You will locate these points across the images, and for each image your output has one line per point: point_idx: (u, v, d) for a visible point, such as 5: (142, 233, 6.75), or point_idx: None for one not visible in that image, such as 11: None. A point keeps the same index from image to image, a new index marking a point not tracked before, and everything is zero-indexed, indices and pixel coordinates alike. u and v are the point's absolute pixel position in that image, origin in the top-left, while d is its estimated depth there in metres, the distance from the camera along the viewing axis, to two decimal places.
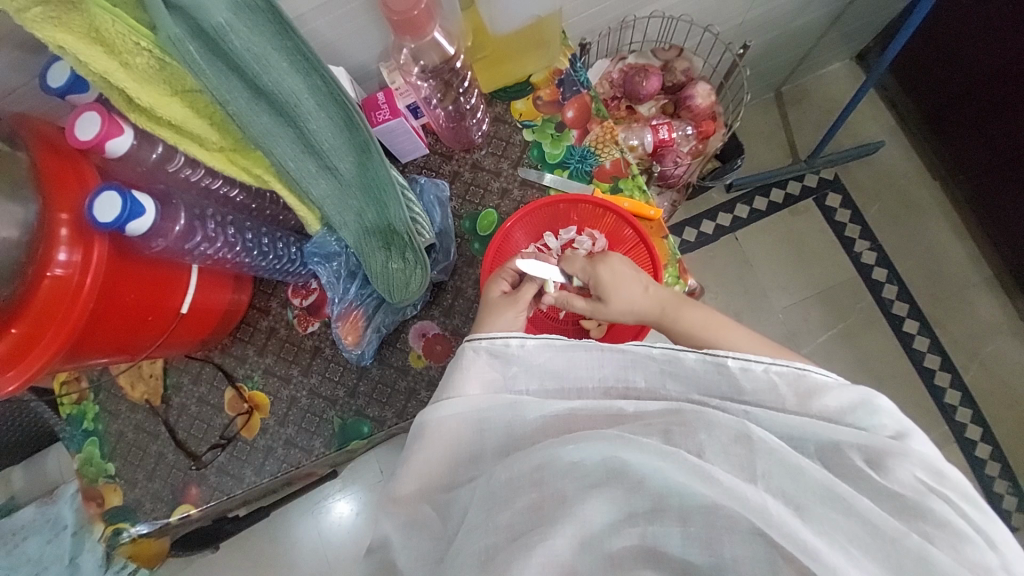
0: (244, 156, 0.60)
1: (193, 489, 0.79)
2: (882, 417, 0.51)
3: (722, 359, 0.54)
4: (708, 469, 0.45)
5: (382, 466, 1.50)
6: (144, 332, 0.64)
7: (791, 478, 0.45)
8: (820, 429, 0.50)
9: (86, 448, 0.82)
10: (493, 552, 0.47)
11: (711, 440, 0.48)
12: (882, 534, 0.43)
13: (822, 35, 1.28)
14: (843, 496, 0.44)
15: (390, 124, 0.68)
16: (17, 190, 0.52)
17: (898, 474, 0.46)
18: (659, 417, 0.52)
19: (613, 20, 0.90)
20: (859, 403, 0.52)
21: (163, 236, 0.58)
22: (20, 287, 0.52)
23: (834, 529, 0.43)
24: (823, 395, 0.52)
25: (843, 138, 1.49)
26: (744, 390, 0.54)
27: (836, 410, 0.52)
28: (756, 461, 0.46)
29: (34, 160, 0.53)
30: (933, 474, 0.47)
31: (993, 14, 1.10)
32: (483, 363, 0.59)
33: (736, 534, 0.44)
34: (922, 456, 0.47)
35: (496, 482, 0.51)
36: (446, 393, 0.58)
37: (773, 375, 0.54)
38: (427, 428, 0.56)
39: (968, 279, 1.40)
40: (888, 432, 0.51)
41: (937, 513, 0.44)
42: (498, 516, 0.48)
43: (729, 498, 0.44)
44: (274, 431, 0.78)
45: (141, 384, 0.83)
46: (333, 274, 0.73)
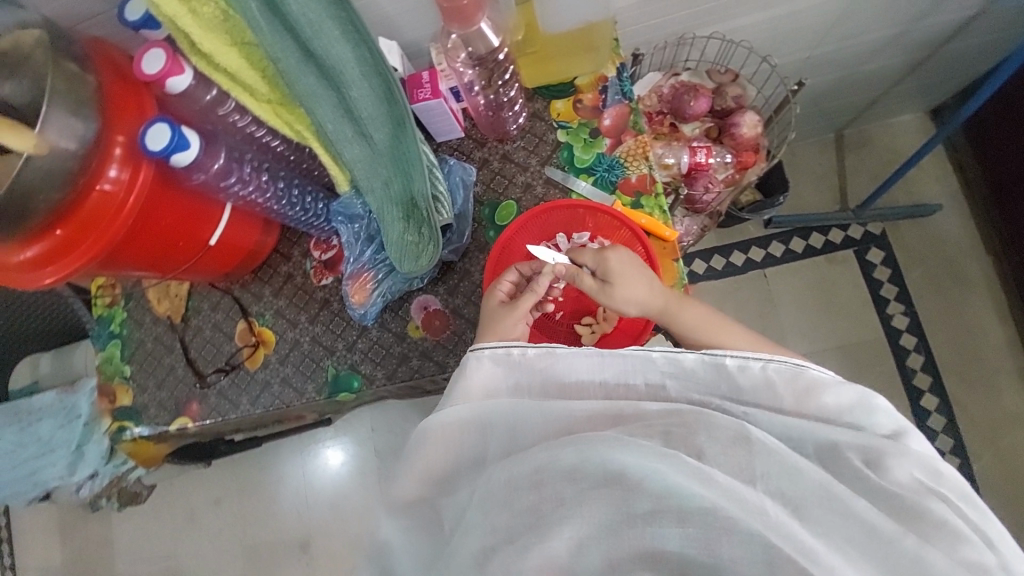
0: (288, 112, 0.63)
1: (194, 404, 0.86)
2: (880, 416, 0.56)
3: (720, 358, 0.58)
4: (709, 472, 0.46)
5: (375, 424, 1.58)
6: (174, 254, 0.70)
7: (789, 479, 0.47)
8: (819, 431, 0.54)
9: (109, 348, 0.91)
10: (489, 556, 0.48)
11: (711, 441, 0.49)
12: (880, 534, 0.46)
13: (895, 84, 1.23)
14: (840, 497, 0.47)
15: (429, 103, 0.72)
16: (81, 108, 0.56)
17: (896, 474, 0.51)
18: (663, 421, 0.53)
19: (671, 34, 0.90)
20: (857, 402, 0.56)
21: (204, 170, 0.63)
22: (67, 195, 0.57)
23: (834, 531, 0.45)
24: (822, 392, 0.57)
25: (899, 193, 1.42)
26: (741, 387, 0.58)
27: (835, 409, 0.56)
28: (756, 463, 0.48)
29: (101, 86, 0.59)
30: (930, 473, 0.52)
31: None
32: (491, 371, 0.63)
33: (734, 536, 0.43)
34: (922, 456, 0.52)
35: (496, 482, 0.52)
36: (451, 400, 0.62)
37: (769, 371, 0.58)
38: (428, 434, 0.60)
39: (1002, 365, 1.32)
40: (885, 430, 0.56)
41: (935, 513, 0.48)
42: (495, 519, 0.49)
43: (730, 500, 0.45)
44: (274, 368, 0.84)
45: (166, 301, 0.90)
46: (353, 235, 0.78)
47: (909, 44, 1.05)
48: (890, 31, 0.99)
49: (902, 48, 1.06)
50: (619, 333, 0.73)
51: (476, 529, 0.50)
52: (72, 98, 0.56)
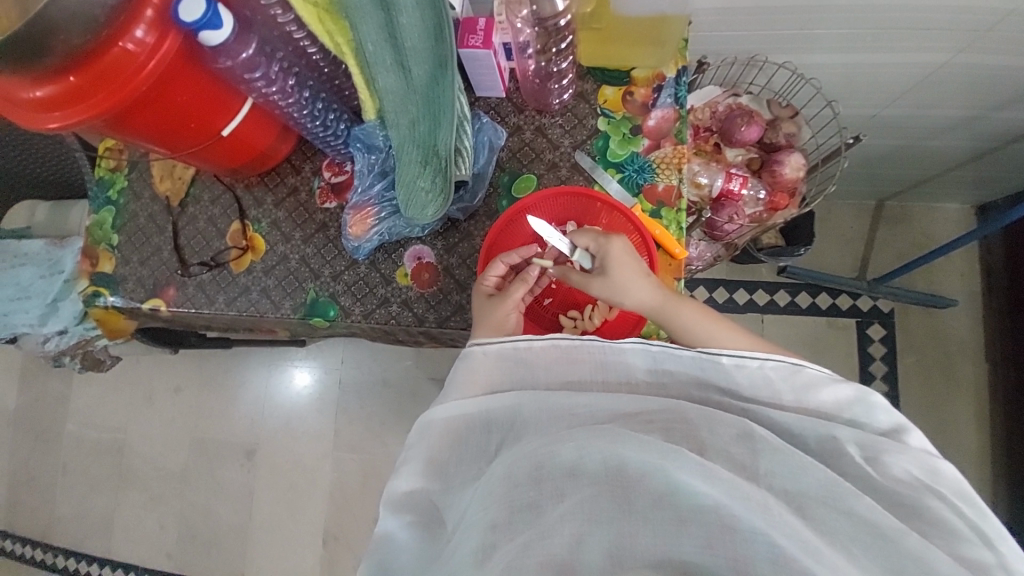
0: (332, 21, 0.61)
1: (170, 290, 0.85)
2: (879, 413, 0.56)
3: (716, 356, 0.59)
4: (711, 467, 0.48)
5: (346, 356, 1.59)
6: (184, 135, 0.67)
7: (791, 472, 0.49)
8: (819, 426, 0.55)
9: (102, 213, 0.90)
10: (489, 552, 0.48)
11: (715, 437, 0.51)
12: (883, 534, 0.46)
13: (953, 168, 1.18)
14: (844, 495, 0.48)
15: (478, 52, 0.68)
16: None
17: (894, 471, 0.52)
18: (661, 413, 0.55)
19: (744, 51, 0.85)
20: (855, 399, 0.57)
21: (229, 57, 0.60)
22: (88, 42, 0.54)
23: (838, 531, 0.47)
24: (820, 390, 0.58)
25: (919, 278, 1.39)
26: (740, 386, 0.59)
27: (833, 407, 0.57)
28: (761, 462, 0.50)
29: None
30: (928, 472, 0.52)
31: None
32: (492, 366, 0.61)
33: (737, 533, 0.45)
34: (921, 452, 0.53)
35: (495, 477, 0.53)
36: (451, 393, 0.61)
37: (767, 371, 0.59)
38: (432, 429, 0.59)
39: (965, 470, 1.32)
40: (885, 427, 0.56)
41: (932, 510, 0.49)
42: (495, 514, 0.49)
43: (731, 495, 0.46)
44: (256, 275, 0.83)
45: (168, 181, 0.88)
46: (367, 166, 0.77)
47: (979, 131, 1.01)
48: (966, 113, 0.95)
49: (973, 133, 1.02)
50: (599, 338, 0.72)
51: (475, 526, 0.50)
52: None
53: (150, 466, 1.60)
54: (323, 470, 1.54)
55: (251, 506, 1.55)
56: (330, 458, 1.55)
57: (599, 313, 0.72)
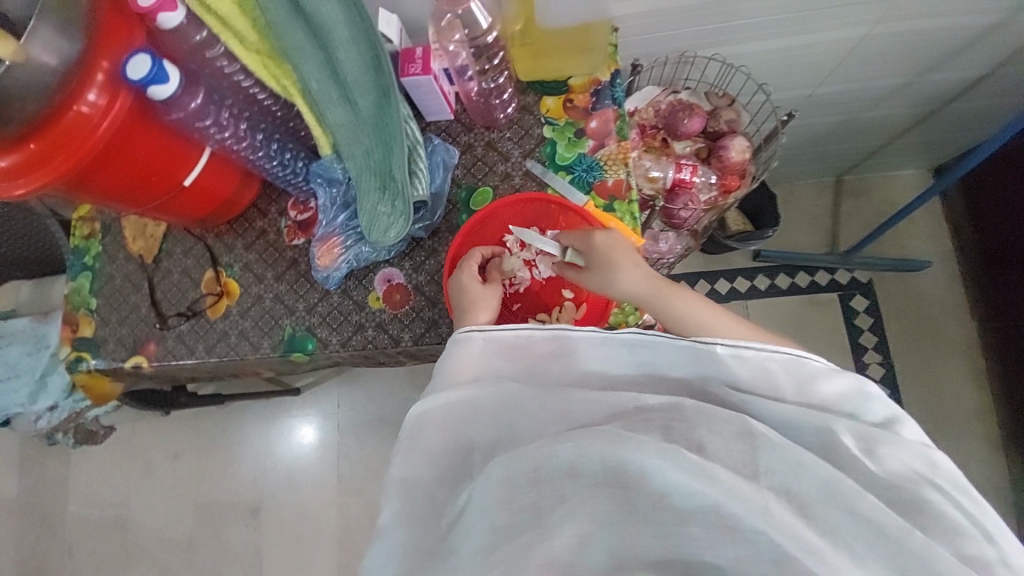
0: (276, 65, 0.64)
1: (151, 345, 0.87)
2: (874, 403, 0.56)
3: (711, 345, 0.58)
4: (710, 469, 0.47)
5: (341, 399, 1.59)
6: (146, 190, 0.68)
7: (794, 475, 0.48)
8: (815, 419, 0.54)
9: (79, 279, 0.92)
10: (490, 552, 0.49)
11: (712, 434, 0.50)
12: (886, 533, 0.46)
13: (898, 136, 1.23)
14: (847, 494, 0.47)
15: (419, 79, 0.72)
16: (67, 28, 0.55)
17: (891, 465, 0.51)
18: (659, 412, 0.54)
19: (673, 50, 0.90)
20: (851, 391, 0.56)
21: (181, 108, 0.63)
22: (46, 109, 0.56)
23: (839, 528, 0.47)
24: (825, 382, 0.56)
25: (890, 246, 1.42)
26: (738, 376, 0.58)
27: (832, 398, 0.56)
28: (759, 458, 0.49)
29: (93, 9, 0.57)
30: (929, 464, 0.50)
31: None
32: (456, 413, 0.59)
33: (737, 534, 0.46)
34: (919, 446, 0.51)
35: (490, 479, 0.53)
36: (414, 443, 0.59)
37: (765, 360, 0.58)
38: (412, 482, 0.58)
39: (972, 431, 1.31)
40: (879, 418, 0.56)
41: (931, 503, 0.49)
42: (495, 518, 0.50)
43: (730, 498, 0.47)
44: (233, 319, 0.85)
45: (141, 240, 0.91)
46: (330, 199, 0.80)
47: (912, 97, 1.06)
48: (895, 81, 1.00)
49: (908, 99, 1.07)
50: None
51: (477, 528, 0.51)
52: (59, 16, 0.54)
53: (154, 538, 1.55)
54: (329, 518, 1.51)
55: (259, 565, 1.50)
56: (335, 505, 1.52)
57: (567, 314, 0.74)
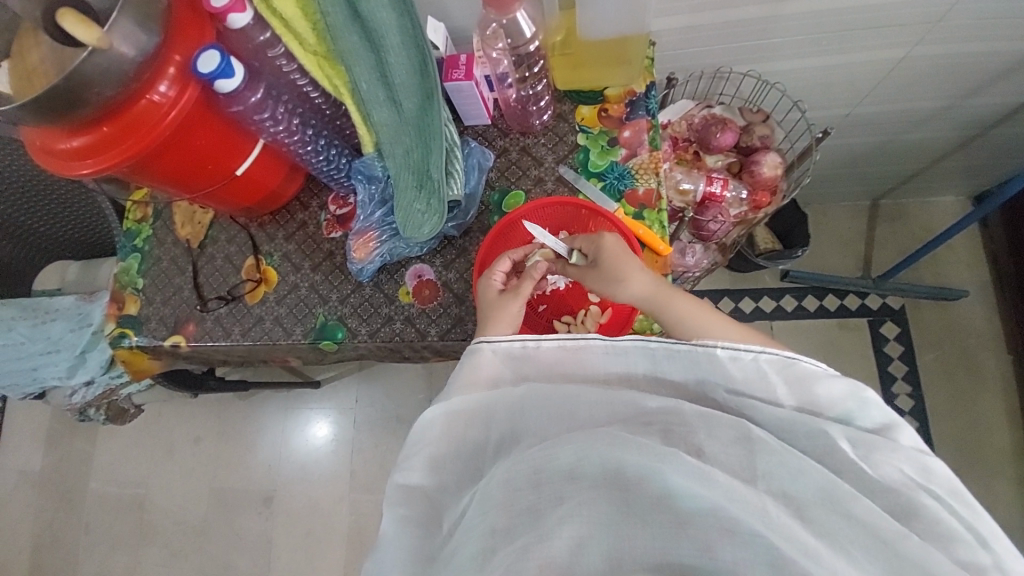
0: (330, 66, 0.69)
1: (190, 325, 0.91)
2: (871, 409, 0.55)
3: (710, 348, 0.58)
4: (709, 472, 0.48)
5: (359, 395, 1.62)
6: (202, 177, 0.73)
7: (790, 478, 0.49)
8: (809, 422, 0.53)
9: (128, 259, 0.97)
10: (489, 555, 0.49)
11: (711, 439, 0.51)
12: (882, 535, 0.46)
13: (939, 160, 1.21)
14: (842, 498, 0.48)
15: (461, 84, 0.75)
16: (147, 22, 0.59)
17: (887, 472, 0.50)
18: (660, 415, 0.55)
19: (708, 66, 0.91)
20: (847, 395, 0.55)
21: (242, 103, 0.67)
22: (119, 94, 0.59)
23: (835, 533, 0.46)
24: (814, 382, 0.56)
25: (925, 273, 1.38)
26: (734, 377, 0.58)
27: (825, 402, 0.56)
28: (758, 461, 0.50)
29: (171, 7, 0.62)
30: (920, 470, 0.50)
31: None
32: (456, 422, 0.60)
33: (735, 536, 0.45)
34: (912, 451, 0.51)
35: (494, 483, 0.53)
36: (415, 448, 0.60)
37: (762, 363, 0.57)
38: (411, 486, 0.59)
39: (1007, 471, 1.25)
40: (875, 423, 0.54)
41: (927, 509, 0.48)
42: (494, 519, 0.50)
43: (729, 501, 0.46)
44: (269, 306, 0.88)
45: (189, 225, 0.96)
46: (369, 195, 0.83)
47: (955, 121, 1.04)
48: (937, 104, 0.99)
49: (949, 123, 1.05)
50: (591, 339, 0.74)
51: (474, 531, 0.51)
52: (142, 11, 0.58)
53: (171, 520, 1.60)
54: (340, 513, 1.53)
55: (269, 555, 1.53)
56: (346, 500, 1.54)
57: (591, 317, 0.75)
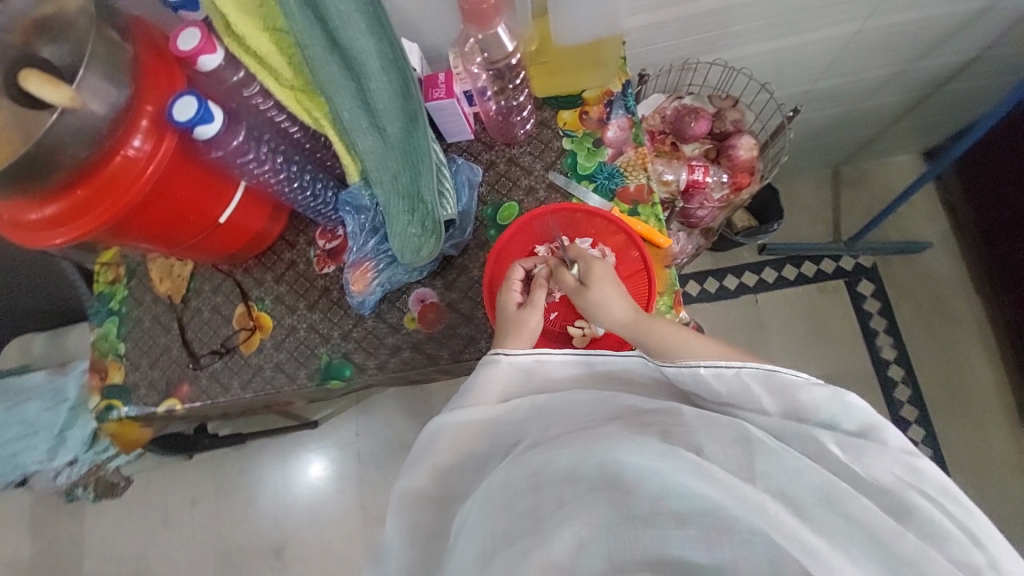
0: (308, 99, 0.67)
1: (184, 386, 0.86)
2: (853, 411, 0.50)
3: (693, 369, 0.56)
4: (711, 469, 0.45)
5: (359, 429, 1.57)
6: (184, 229, 0.70)
7: (790, 477, 0.46)
8: (797, 429, 0.51)
9: (106, 324, 0.91)
10: (488, 561, 0.49)
11: (711, 439, 0.49)
12: (881, 537, 0.43)
13: (892, 123, 1.28)
14: (842, 498, 0.44)
15: (443, 102, 0.74)
16: (116, 74, 0.55)
17: (877, 473, 0.47)
18: (656, 415, 0.53)
19: (676, 59, 0.94)
20: (829, 400, 0.51)
21: (222, 147, 0.64)
22: (93, 155, 0.56)
23: (832, 531, 0.44)
24: (796, 391, 0.52)
25: (891, 230, 1.46)
26: (717, 393, 0.56)
27: (810, 408, 0.51)
28: (756, 461, 0.47)
29: (137, 55, 0.58)
30: (910, 471, 0.47)
31: None
32: (463, 431, 0.60)
33: (735, 534, 0.43)
34: (899, 452, 0.48)
35: (493, 488, 0.54)
36: (419, 456, 0.61)
37: (744, 377, 0.54)
38: (409, 497, 0.60)
39: (989, 405, 1.34)
40: (852, 427, 0.50)
41: (920, 510, 0.45)
42: (495, 523, 0.51)
43: (730, 497, 0.44)
44: (268, 353, 0.85)
45: (167, 280, 0.90)
46: (359, 226, 0.81)
47: (905, 85, 1.11)
48: (889, 70, 1.05)
49: (899, 88, 1.12)
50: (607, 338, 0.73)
51: (475, 536, 0.52)
52: (109, 63, 0.55)
53: None
54: (357, 553, 1.48)
55: None
56: (362, 538, 1.49)
57: None
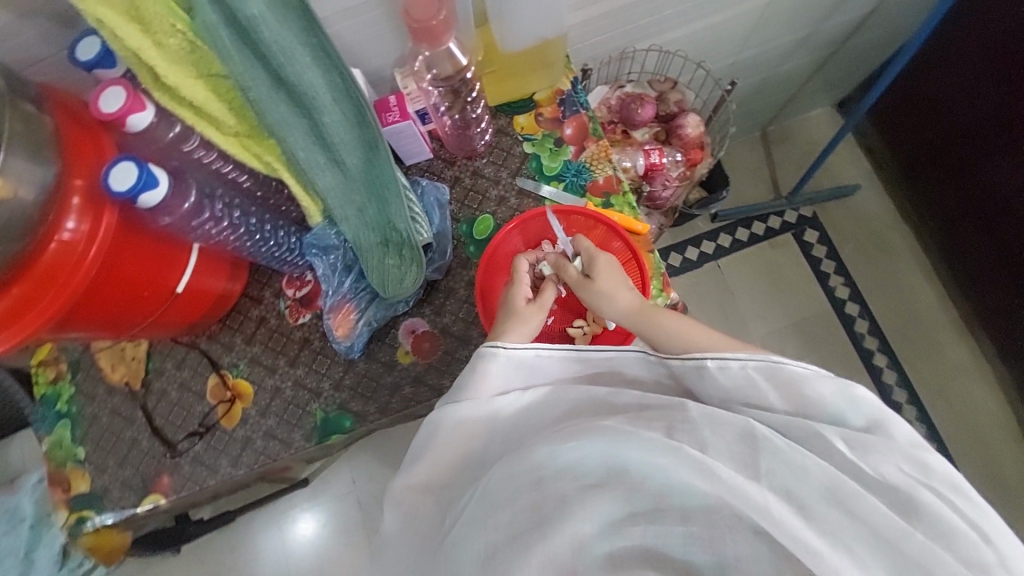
0: (257, 143, 0.62)
1: (164, 478, 0.77)
2: (860, 406, 0.50)
3: (701, 362, 0.56)
4: (711, 466, 0.47)
5: (355, 476, 1.35)
6: (138, 307, 0.64)
7: (795, 477, 0.45)
8: (803, 425, 0.50)
9: (58, 430, 0.80)
10: (489, 558, 0.51)
11: (716, 437, 0.49)
12: (882, 535, 0.42)
13: (806, 82, 1.38)
14: (847, 496, 0.44)
15: (399, 125, 0.72)
16: (40, 151, 0.51)
17: (885, 470, 0.46)
18: (660, 409, 0.54)
19: (614, 49, 0.96)
20: (837, 395, 0.50)
21: (171, 212, 0.59)
22: (29, 245, 0.52)
23: (838, 530, 0.43)
24: (803, 385, 0.52)
25: (822, 179, 1.58)
26: (724, 388, 0.55)
27: (818, 404, 0.51)
28: (759, 459, 0.47)
29: (59, 126, 0.54)
30: (917, 466, 0.46)
31: (969, 69, 1.17)
32: (466, 428, 0.61)
33: (738, 533, 0.46)
34: (907, 447, 0.47)
35: (494, 482, 0.55)
36: (422, 451, 0.62)
37: (750, 370, 0.54)
38: (399, 498, 0.64)
39: (936, 320, 1.47)
40: (861, 422, 0.50)
41: (928, 507, 0.44)
42: (501, 518, 0.53)
43: (730, 495, 0.45)
44: (255, 422, 0.78)
45: (121, 367, 0.81)
46: (330, 267, 0.75)
47: (814, 46, 1.20)
48: (799, 34, 1.13)
49: (809, 50, 1.21)
50: (609, 332, 0.72)
51: (479, 532, 0.53)
52: (30, 141, 0.51)
53: None
54: None
55: None
56: None
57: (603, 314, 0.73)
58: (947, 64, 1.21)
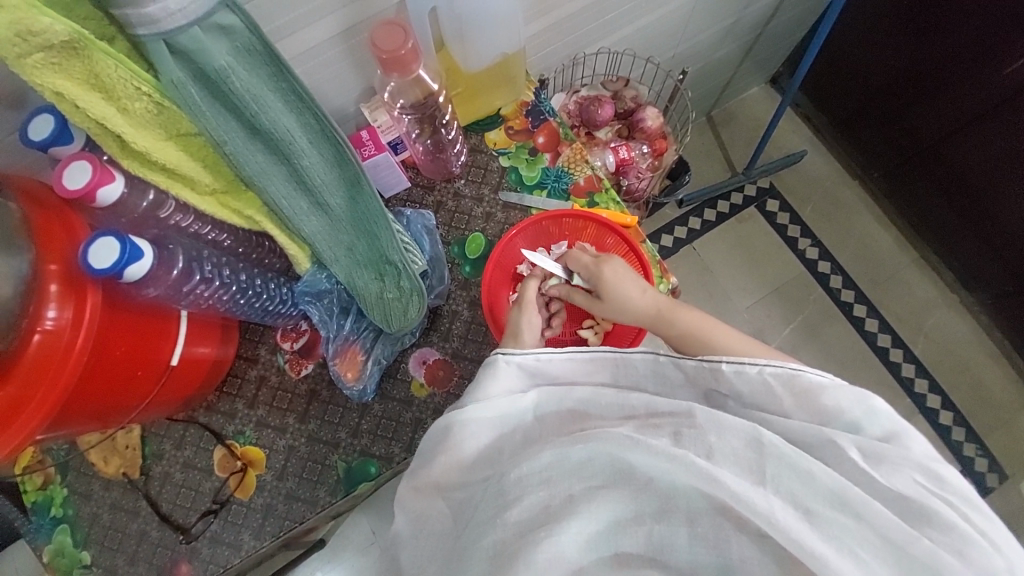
0: (235, 198, 0.60)
1: (184, 566, 0.71)
2: (879, 417, 0.52)
3: (716, 365, 0.57)
4: (716, 473, 0.47)
5: (374, 526, 1.22)
6: (134, 389, 0.60)
7: (801, 481, 0.47)
8: (821, 432, 0.51)
9: (57, 538, 0.73)
10: (497, 556, 0.49)
11: (722, 443, 0.49)
12: (893, 540, 0.44)
13: (740, 64, 1.46)
14: (854, 501, 0.46)
15: (376, 158, 0.72)
16: (12, 240, 0.50)
17: (897, 480, 0.48)
18: (669, 417, 0.54)
19: (566, 57, 0.99)
20: (855, 403, 0.52)
21: (156, 283, 0.56)
22: (16, 342, 0.49)
23: (845, 534, 0.45)
24: (820, 394, 0.53)
25: (770, 150, 1.66)
26: (740, 393, 0.57)
27: (836, 412, 0.53)
28: (766, 465, 0.48)
29: (26, 213, 0.51)
30: (931, 478, 0.48)
31: (888, 23, 1.27)
32: (474, 431, 0.60)
33: (744, 536, 0.46)
34: (920, 459, 0.49)
35: (507, 481, 0.52)
36: (437, 451, 0.60)
37: (768, 376, 0.55)
38: (406, 505, 0.63)
39: (901, 262, 1.55)
40: (879, 433, 0.52)
41: (941, 516, 0.46)
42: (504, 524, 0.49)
43: (738, 503, 0.46)
44: (273, 487, 0.73)
45: (115, 458, 0.75)
46: (326, 311, 0.73)
47: (744, 29, 1.28)
48: (728, 21, 1.19)
49: (738, 34, 1.29)
50: (620, 330, 0.74)
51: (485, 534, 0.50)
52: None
53: None
54: None
55: None
56: None
57: None
58: (867, 22, 1.31)
